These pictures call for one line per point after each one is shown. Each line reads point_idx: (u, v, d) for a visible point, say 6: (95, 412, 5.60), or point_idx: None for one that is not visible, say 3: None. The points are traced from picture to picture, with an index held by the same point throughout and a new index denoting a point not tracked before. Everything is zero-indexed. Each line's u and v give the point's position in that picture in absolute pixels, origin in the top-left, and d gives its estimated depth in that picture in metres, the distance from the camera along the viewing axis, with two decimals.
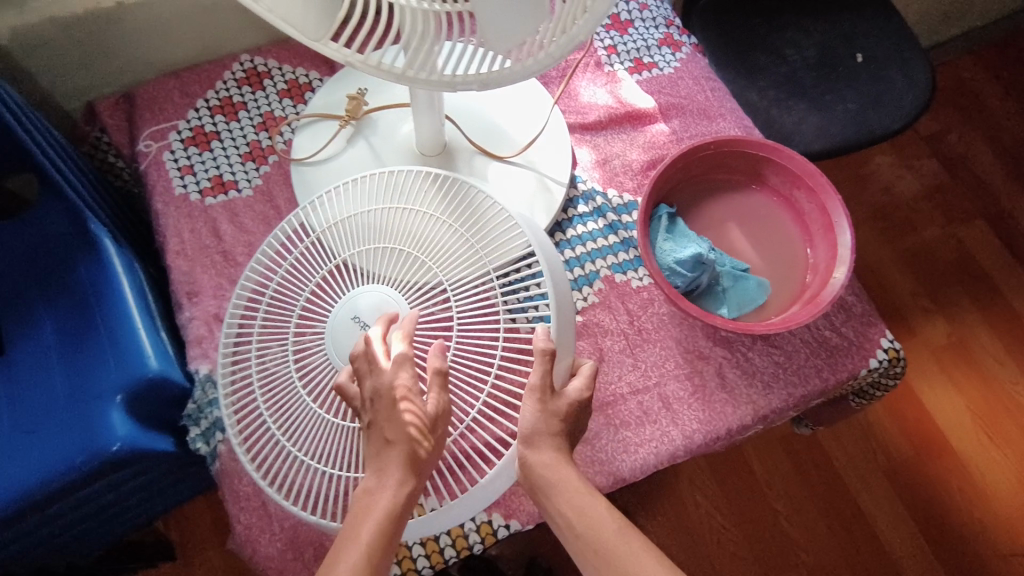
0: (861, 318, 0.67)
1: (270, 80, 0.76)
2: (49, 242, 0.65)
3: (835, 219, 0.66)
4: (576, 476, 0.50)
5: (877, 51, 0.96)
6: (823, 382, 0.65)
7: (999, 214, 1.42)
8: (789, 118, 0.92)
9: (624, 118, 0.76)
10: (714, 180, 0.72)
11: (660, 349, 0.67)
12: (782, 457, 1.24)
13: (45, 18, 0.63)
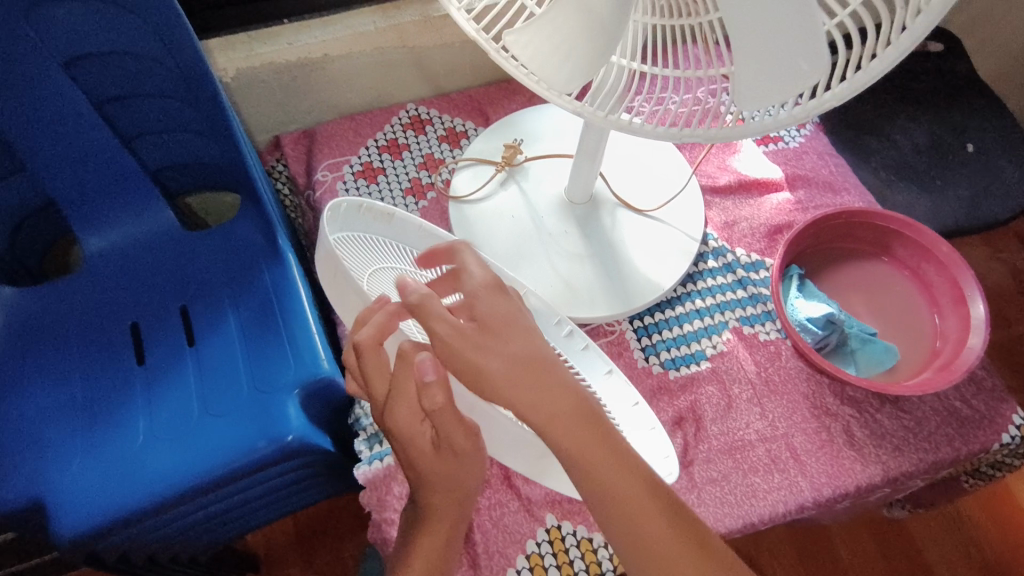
0: (991, 393, 0.69)
1: (431, 127, 0.84)
2: (240, 252, 0.74)
3: (968, 292, 0.68)
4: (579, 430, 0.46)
5: (986, 145, 1.00)
6: (953, 451, 0.66)
7: None
8: (901, 199, 0.96)
9: (753, 185, 0.81)
10: (840, 247, 0.76)
11: (788, 401, 0.69)
12: (869, 541, 1.18)
13: (267, 63, 0.74)
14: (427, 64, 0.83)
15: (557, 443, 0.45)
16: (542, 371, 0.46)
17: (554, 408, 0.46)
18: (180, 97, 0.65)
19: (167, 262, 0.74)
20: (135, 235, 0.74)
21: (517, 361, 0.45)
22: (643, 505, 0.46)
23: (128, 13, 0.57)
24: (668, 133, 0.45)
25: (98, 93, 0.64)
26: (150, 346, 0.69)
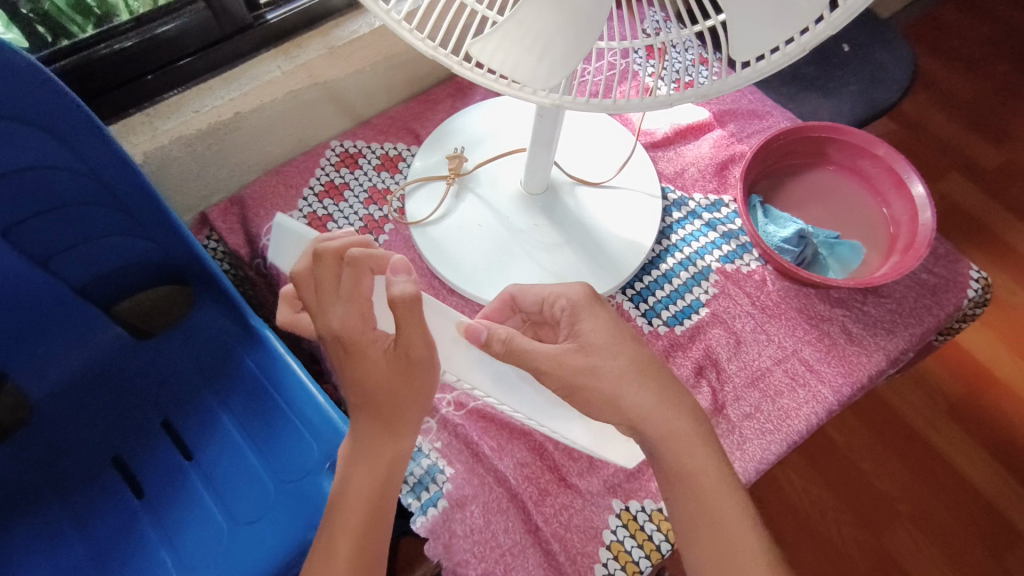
0: (947, 257, 0.76)
1: (364, 158, 0.81)
2: (211, 344, 0.68)
3: (905, 176, 0.74)
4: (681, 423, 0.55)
5: (860, 40, 1.08)
6: (936, 318, 0.72)
7: (968, 163, 1.57)
8: (806, 108, 1.03)
9: (688, 131, 0.84)
10: (784, 166, 0.80)
11: (787, 320, 0.73)
12: (857, 422, 1.28)
13: (177, 137, 0.68)
14: (340, 95, 0.80)
15: (658, 427, 0.54)
16: (655, 375, 0.55)
17: (664, 417, 0.54)
18: (100, 200, 0.58)
19: (134, 381, 0.67)
20: (88, 362, 0.67)
21: (632, 383, 0.54)
22: (716, 488, 0.54)
23: (23, 123, 0.51)
24: (655, 102, 0.49)
25: (4, 223, 0.55)
26: (147, 474, 0.63)
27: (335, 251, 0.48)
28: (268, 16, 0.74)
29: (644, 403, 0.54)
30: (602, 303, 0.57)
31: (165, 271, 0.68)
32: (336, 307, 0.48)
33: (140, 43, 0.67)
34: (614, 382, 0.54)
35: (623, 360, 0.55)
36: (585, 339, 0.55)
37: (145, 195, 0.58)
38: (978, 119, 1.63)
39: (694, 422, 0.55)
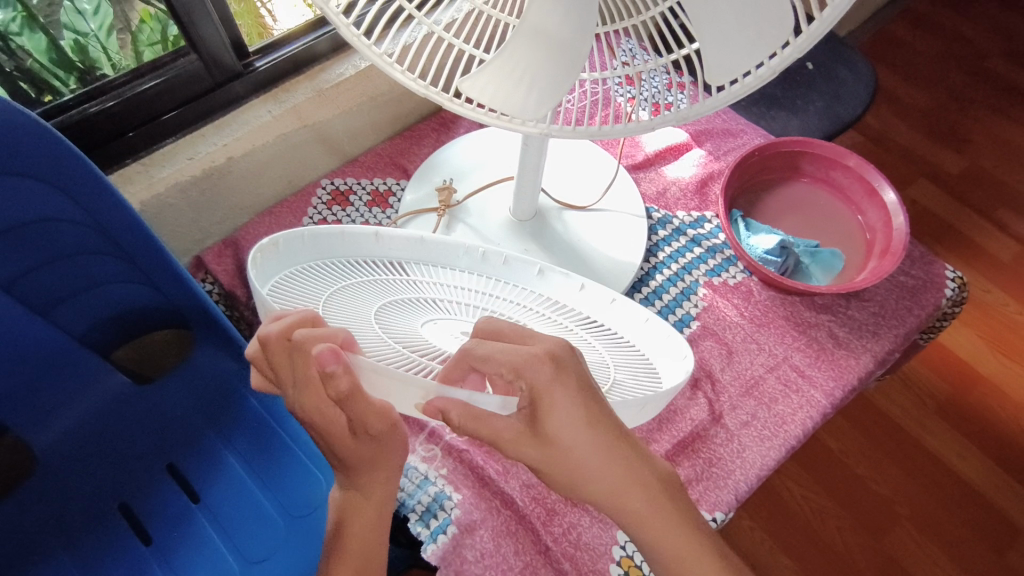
0: (922, 260, 0.79)
1: (355, 195, 0.83)
2: (213, 385, 0.69)
3: (876, 184, 0.78)
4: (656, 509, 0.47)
5: (822, 58, 1.13)
6: (917, 318, 0.75)
7: (933, 170, 1.63)
8: (776, 124, 1.07)
9: (667, 152, 0.88)
10: (760, 181, 0.84)
11: (775, 328, 0.75)
12: (848, 426, 1.30)
13: (172, 184, 0.71)
14: (329, 135, 0.82)
15: (628, 515, 0.47)
16: (631, 466, 0.45)
17: (638, 500, 0.47)
18: (102, 249, 0.60)
19: (137, 427, 0.67)
20: (89, 411, 0.67)
21: (608, 478, 0.44)
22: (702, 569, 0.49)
23: (29, 179, 0.52)
24: (638, 127, 0.51)
25: (7, 276, 0.57)
26: (154, 518, 0.62)
27: (279, 334, 0.37)
28: (256, 64, 0.76)
29: (617, 496, 0.45)
30: (568, 376, 0.40)
31: (164, 315, 0.69)
32: (293, 390, 0.39)
33: (133, 97, 0.70)
34: (586, 475, 0.44)
35: (595, 461, 0.43)
36: (556, 436, 0.40)
37: (147, 243, 0.60)
38: (938, 127, 1.70)
39: (667, 498, 0.48)
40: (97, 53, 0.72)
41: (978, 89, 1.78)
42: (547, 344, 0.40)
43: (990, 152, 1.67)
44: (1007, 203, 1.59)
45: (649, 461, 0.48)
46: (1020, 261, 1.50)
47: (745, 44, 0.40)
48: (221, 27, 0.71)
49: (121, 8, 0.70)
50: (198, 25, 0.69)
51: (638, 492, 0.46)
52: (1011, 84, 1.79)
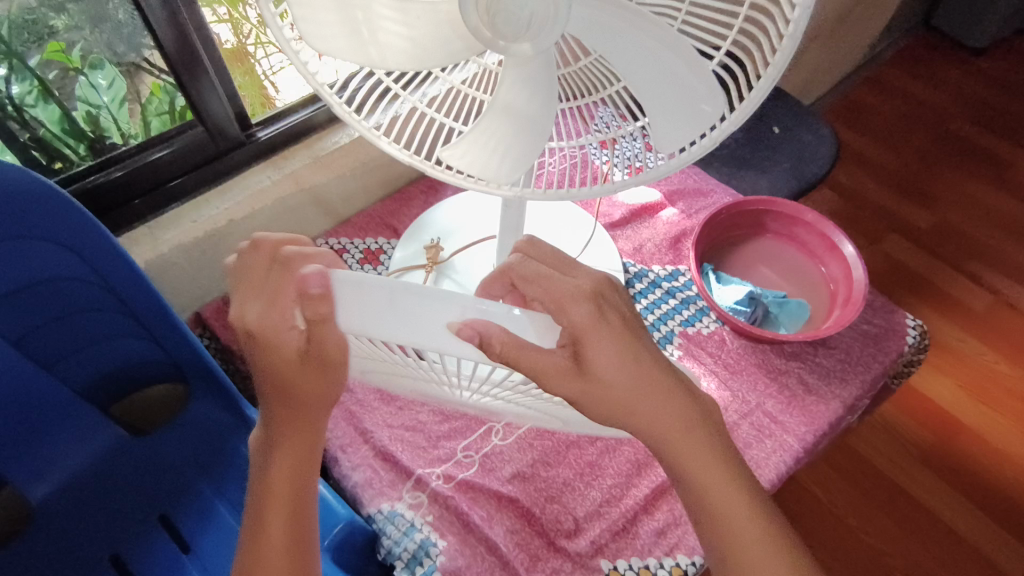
0: (884, 309, 0.83)
1: (348, 254, 0.87)
2: (207, 437, 0.72)
3: (835, 239, 0.83)
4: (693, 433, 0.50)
5: (787, 122, 1.21)
6: (882, 364, 0.79)
7: (904, 225, 1.70)
8: (746, 184, 1.14)
9: (642, 211, 0.94)
10: (729, 238, 0.89)
11: (748, 376, 0.79)
12: (836, 476, 1.31)
13: (176, 245, 0.76)
14: (323, 198, 0.87)
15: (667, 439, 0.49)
16: (670, 392, 0.49)
17: (679, 425, 0.49)
18: (106, 306, 0.63)
19: (132, 479, 0.69)
20: (88, 464, 0.69)
21: (646, 396, 0.48)
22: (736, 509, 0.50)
23: (46, 241, 0.57)
24: (601, 190, 0.56)
25: (15, 331, 0.60)
26: (145, 569, 0.64)
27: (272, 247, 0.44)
28: (258, 134, 0.83)
29: (658, 415, 0.48)
30: (615, 300, 0.48)
31: (162, 368, 0.72)
32: (254, 305, 0.44)
33: (142, 165, 0.75)
34: (635, 388, 0.47)
35: (636, 380, 0.47)
36: (604, 355, 0.46)
37: (150, 299, 0.64)
38: (906, 185, 1.79)
39: (705, 429, 0.50)
40: (107, 123, 0.77)
41: (941, 148, 1.88)
42: (603, 275, 0.49)
43: (957, 207, 1.75)
44: (976, 255, 1.65)
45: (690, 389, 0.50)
46: (993, 311, 1.55)
47: (685, 118, 0.46)
48: (225, 101, 0.78)
49: (131, 81, 0.76)
50: (204, 96, 0.76)
51: (677, 415, 0.49)
52: (973, 144, 1.89)
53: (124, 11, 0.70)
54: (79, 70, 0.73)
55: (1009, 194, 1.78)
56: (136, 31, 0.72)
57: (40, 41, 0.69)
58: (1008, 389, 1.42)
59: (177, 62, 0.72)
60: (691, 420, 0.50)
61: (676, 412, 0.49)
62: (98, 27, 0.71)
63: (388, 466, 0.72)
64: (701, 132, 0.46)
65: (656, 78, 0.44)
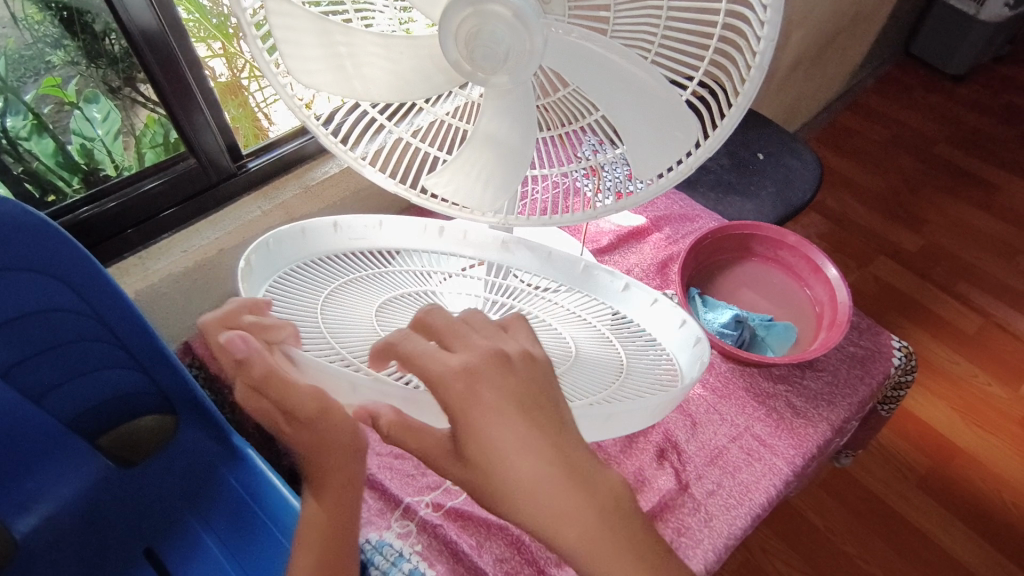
0: (869, 331, 0.84)
1: None
2: (195, 466, 0.71)
3: (819, 262, 0.84)
4: (600, 525, 0.42)
5: (771, 148, 1.24)
6: (869, 386, 0.80)
7: (892, 248, 1.72)
8: (733, 209, 1.15)
9: (630, 236, 0.95)
10: (715, 261, 0.91)
11: (736, 399, 0.79)
12: (832, 501, 1.31)
13: (166, 274, 0.76)
14: None
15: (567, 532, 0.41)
16: (570, 468, 0.42)
17: (585, 523, 0.42)
18: (95, 336, 0.64)
19: (123, 510, 0.70)
20: (79, 494, 0.69)
21: (540, 489, 0.41)
22: None
23: (37, 272, 0.57)
24: (583, 215, 0.57)
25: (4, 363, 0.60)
26: None
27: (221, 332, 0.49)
28: (249, 165, 0.84)
29: (556, 513, 0.41)
30: (507, 374, 0.44)
31: (150, 399, 0.72)
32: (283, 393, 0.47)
33: (133, 196, 0.76)
34: (523, 477, 0.42)
35: (521, 456, 0.42)
36: (483, 431, 0.42)
37: (139, 329, 0.64)
38: (893, 208, 1.82)
39: (622, 530, 0.42)
40: (101, 155, 0.79)
41: (926, 172, 1.91)
42: (493, 348, 0.45)
43: (944, 229, 1.77)
44: (964, 277, 1.67)
45: (602, 476, 0.44)
46: (983, 333, 1.56)
47: (660, 144, 0.47)
48: (217, 132, 0.80)
49: (125, 115, 0.77)
50: (196, 128, 0.78)
51: (578, 502, 0.42)
52: (957, 168, 1.93)
53: (119, 47, 0.72)
54: (74, 104, 0.74)
55: (993, 216, 1.81)
56: (131, 66, 0.73)
57: (36, 76, 0.71)
58: (1000, 410, 1.43)
59: (170, 94, 0.74)
60: (602, 506, 0.42)
61: (578, 495, 0.42)
62: (95, 63, 0.72)
63: (377, 494, 0.72)
64: (677, 157, 0.47)
65: (629, 106, 0.46)
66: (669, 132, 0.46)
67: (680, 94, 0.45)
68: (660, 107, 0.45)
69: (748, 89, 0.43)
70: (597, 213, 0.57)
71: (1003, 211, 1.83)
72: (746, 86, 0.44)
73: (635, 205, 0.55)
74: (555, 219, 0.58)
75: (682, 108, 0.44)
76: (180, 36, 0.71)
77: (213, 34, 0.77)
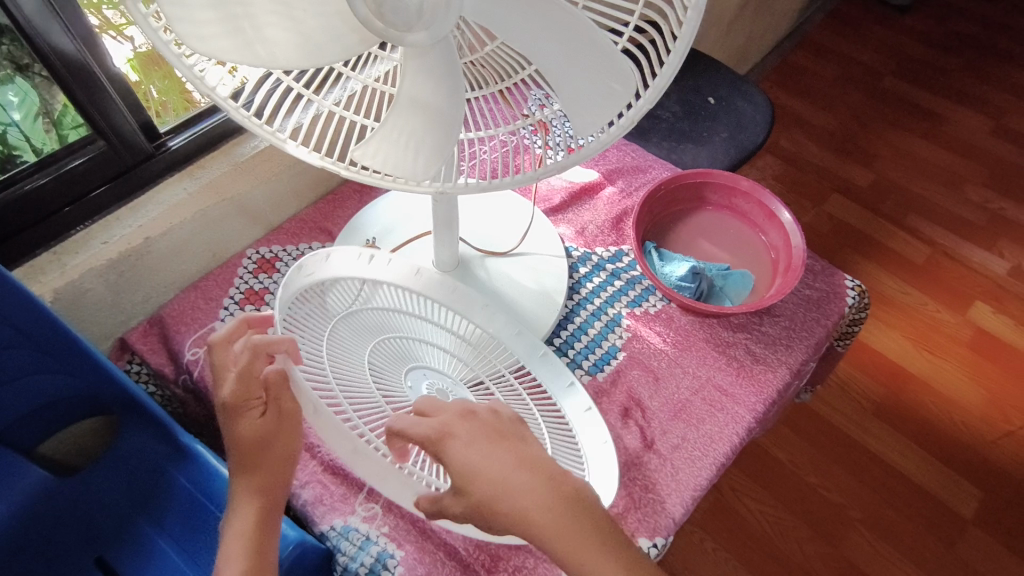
0: (824, 273, 0.84)
1: (280, 262, 0.83)
2: (143, 468, 0.68)
3: (773, 207, 0.83)
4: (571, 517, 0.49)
5: (721, 91, 1.21)
6: (825, 327, 0.80)
7: (844, 185, 1.74)
8: (686, 157, 1.13)
9: (582, 193, 0.92)
10: (670, 212, 0.89)
11: (697, 352, 0.78)
12: (796, 438, 1.34)
13: (87, 269, 0.71)
14: (249, 206, 0.83)
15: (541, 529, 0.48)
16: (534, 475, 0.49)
17: (556, 514, 0.48)
18: (13, 344, 0.59)
19: (69, 519, 0.66)
20: (19, 505, 0.65)
21: (533, 503, 0.49)
22: None
23: None
24: (527, 176, 0.54)
25: None
26: None
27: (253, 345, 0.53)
28: (170, 143, 0.78)
29: (530, 509, 0.48)
30: (482, 417, 0.52)
31: (86, 403, 0.68)
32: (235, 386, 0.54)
33: (56, 177, 0.71)
34: (517, 498, 0.48)
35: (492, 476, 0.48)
36: (467, 455, 0.49)
37: (59, 328, 0.59)
38: (843, 144, 1.82)
39: (585, 519, 0.49)
40: (16, 139, 0.71)
41: (874, 106, 1.92)
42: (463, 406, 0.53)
43: (893, 163, 1.79)
44: (913, 209, 1.70)
45: (564, 476, 0.51)
46: (932, 262, 1.60)
47: (596, 97, 0.44)
48: (127, 110, 0.73)
49: (41, 94, 0.70)
50: (100, 106, 0.71)
51: (545, 504, 0.48)
52: (903, 100, 1.94)
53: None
54: None
55: (939, 146, 1.84)
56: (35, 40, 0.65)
57: None
58: (950, 336, 1.47)
59: (65, 69, 0.66)
60: (567, 501, 0.49)
61: (547, 500, 0.48)
62: None
63: (338, 479, 0.69)
64: (618, 110, 0.44)
65: (558, 54, 0.42)
66: (605, 83, 0.43)
67: (612, 42, 0.41)
68: (593, 51, 0.42)
69: (687, 29, 0.40)
70: (542, 172, 0.53)
71: (948, 140, 1.85)
72: (683, 28, 0.41)
73: (580, 161, 0.51)
74: (499, 182, 0.54)
75: (615, 56, 0.41)
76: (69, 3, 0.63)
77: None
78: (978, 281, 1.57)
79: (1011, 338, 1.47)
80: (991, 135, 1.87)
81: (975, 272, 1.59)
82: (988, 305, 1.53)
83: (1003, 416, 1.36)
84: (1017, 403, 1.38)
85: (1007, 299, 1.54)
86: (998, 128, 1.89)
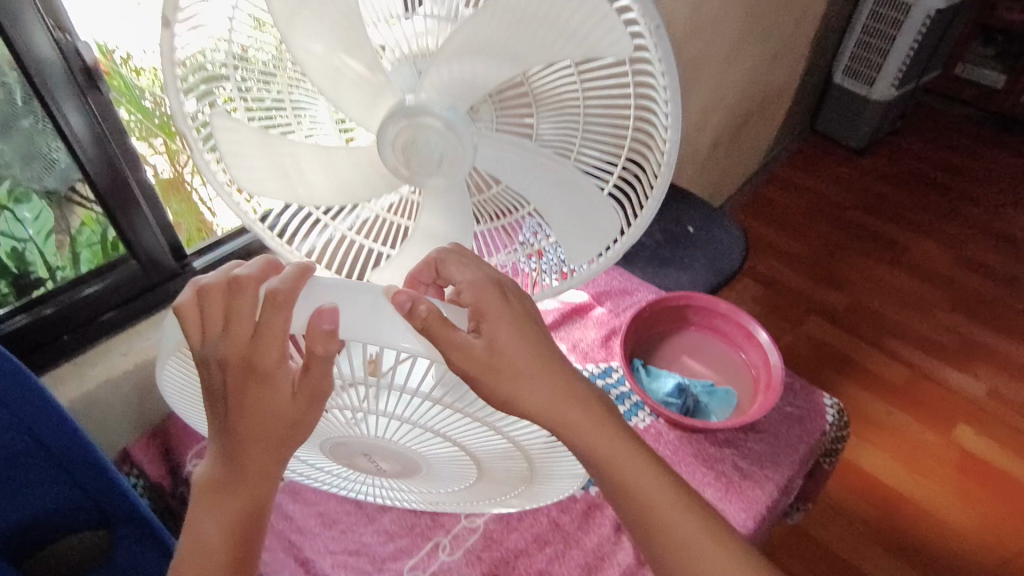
0: (803, 391, 0.89)
1: None
2: None
3: (751, 328, 0.90)
4: (597, 422, 0.50)
5: (700, 221, 1.32)
6: (808, 444, 0.83)
7: (820, 308, 1.83)
8: (669, 281, 1.22)
9: (574, 312, 0.98)
10: (655, 332, 0.95)
11: (687, 467, 0.81)
12: (791, 561, 1.31)
13: (102, 381, 0.76)
14: None
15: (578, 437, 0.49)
16: (560, 379, 0.48)
17: (590, 423, 0.49)
18: (28, 455, 0.61)
19: None
20: None
21: (560, 405, 0.48)
22: (662, 499, 0.50)
23: None
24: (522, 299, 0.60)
25: None
26: None
27: (244, 284, 0.41)
28: (193, 263, 0.86)
29: (568, 419, 0.48)
30: (508, 299, 0.48)
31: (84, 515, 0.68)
32: (218, 329, 0.41)
33: (68, 305, 0.76)
34: (549, 409, 0.48)
35: (524, 360, 0.47)
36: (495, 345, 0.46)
37: (76, 441, 0.62)
38: (816, 270, 1.94)
39: (617, 435, 0.51)
40: (32, 257, 0.77)
41: (841, 236, 2.07)
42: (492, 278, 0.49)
43: (863, 288, 1.90)
44: (887, 331, 1.79)
45: (577, 387, 0.50)
46: (910, 383, 1.65)
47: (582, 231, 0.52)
48: (158, 232, 0.81)
49: (61, 213, 0.77)
50: (136, 230, 0.79)
51: (577, 406, 0.49)
52: (868, 231, 2.10)
53: (59, 151, 0.72)
54: (4, 207, 0.73)
55: (905, 273, 1.96)
56: (70, 167, 0.74)
57: None
58: (936, 456, 1.49)
59: (108, 194, 0.75)
60: (590, 409, 0.49)
61: (570, 402, 0.49)
62: (31, 164, 0.72)
63: None
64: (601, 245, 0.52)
65: (552, 196, 0.50)
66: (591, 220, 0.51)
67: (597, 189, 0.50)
68: (580, 191, 0.50)
69: (659, 181, 0.48)
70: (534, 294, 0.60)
71: (913, 268, 1.98)
72: (657, 181, 0.49)
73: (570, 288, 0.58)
74: None
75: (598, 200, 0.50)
76: (115, 122, 0.73)
77: (155, 132, 0.80)
78: (956, 402, 1.62)
79: (995, 460, 1.50)
80: (952, 264, 2.00)
81: (953, 393, 1.64)
82: (969, 426, 1.57)
83: (997, 540, 1.35)
84: (1009, 526, 1.38)
85: (987, 420, 1.58)
86: (958, 258, 2.03)
